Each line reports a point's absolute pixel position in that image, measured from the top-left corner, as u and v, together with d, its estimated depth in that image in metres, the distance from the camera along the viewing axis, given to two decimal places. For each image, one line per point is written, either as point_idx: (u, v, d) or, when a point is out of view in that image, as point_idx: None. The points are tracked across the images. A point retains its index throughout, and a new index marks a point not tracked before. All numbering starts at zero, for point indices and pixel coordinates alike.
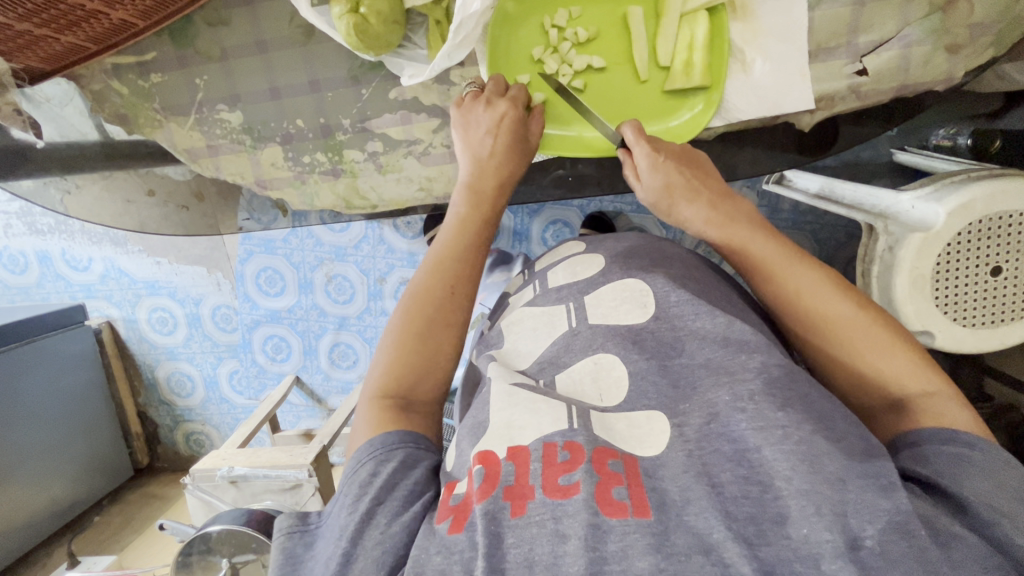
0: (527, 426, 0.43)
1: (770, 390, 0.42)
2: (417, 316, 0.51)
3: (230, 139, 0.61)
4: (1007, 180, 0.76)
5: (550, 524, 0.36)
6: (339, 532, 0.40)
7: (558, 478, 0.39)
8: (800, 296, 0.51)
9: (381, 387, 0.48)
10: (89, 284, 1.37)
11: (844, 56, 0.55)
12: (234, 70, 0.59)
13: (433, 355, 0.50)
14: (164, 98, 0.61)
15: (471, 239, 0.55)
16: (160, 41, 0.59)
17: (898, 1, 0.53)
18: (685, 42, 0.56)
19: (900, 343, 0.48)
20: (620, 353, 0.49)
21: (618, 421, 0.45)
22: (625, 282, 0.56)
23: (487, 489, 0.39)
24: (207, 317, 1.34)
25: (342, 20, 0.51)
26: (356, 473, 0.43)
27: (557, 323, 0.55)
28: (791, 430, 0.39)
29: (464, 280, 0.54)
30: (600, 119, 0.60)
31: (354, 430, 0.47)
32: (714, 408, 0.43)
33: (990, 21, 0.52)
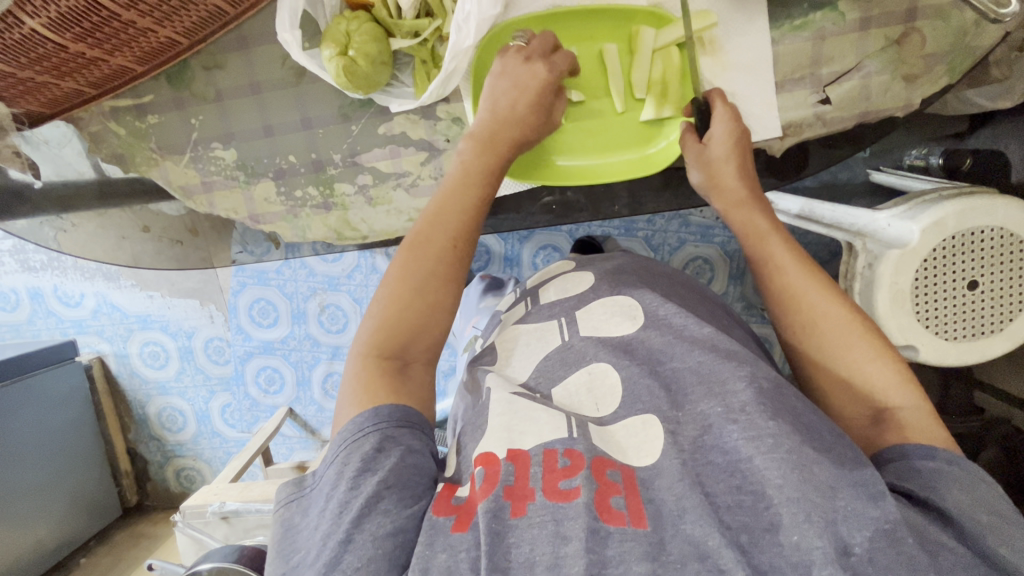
0: (527, 431, 0.44)
1: (761, 399, 0.43)
2: (414, 271, 0.51)
3: (225, 176, 0.63)
4: (976, 198, 0.80)
5: (553, 528, 0.37)
6: (342, 506, 0.40)
7: (558, 483, 0.40)
8: (794, 294, 0.55)
9: (376, 344, 0.49)
10: (81, 319, 1.36)
11: (809, 86, 0.58)
12: (229, 110, 0.62)
13: (432, 313, 0.51)
14: (160, 138, 0.63)
15: (474, 198, 0.55)
16: (157, 85, 0.61)
17: (854, 36, 0.56)
18: (658, 76, 0.60)
19: (890, 353, 0.50)
20: (611, 363, 0.50)
21: (616, 431, 0.46)
22: (612, 299, 0.57)
23: (488, 488, 0.40)
24: (199, 350, 1.34)
25: (333, 62, 0.54)
26: (360, 443, 0.43)
27: (550, 338, 0.56)
28: (780, 439, 0.40)
29: (465, 238, 0.54)
30: (580, 147, 0.63)
31: (346, 381, 0.48)
32: (705, 419, 0.44)
33: (942, 51, 0.55)
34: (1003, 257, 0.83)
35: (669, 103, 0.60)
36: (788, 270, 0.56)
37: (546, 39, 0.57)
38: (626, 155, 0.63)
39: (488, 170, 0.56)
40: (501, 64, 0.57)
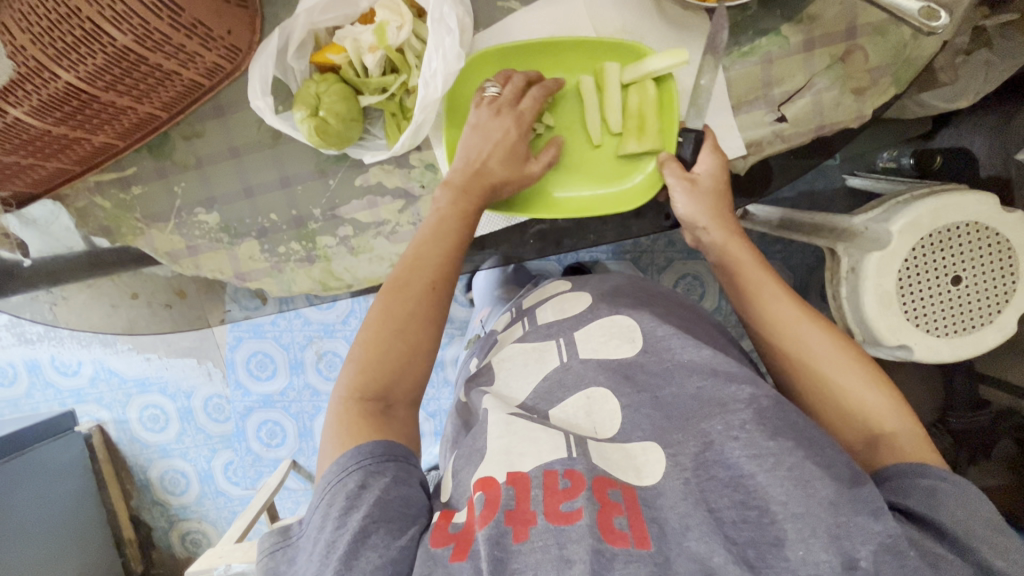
0: (527, 452, 0.45)
1: (761, 420, 0.44)
2: (394, 313, 0.52)
3: (210, 239, 0.65)
4: (948, 195, 0.83)
5: (557, 551, 0.39)
6: (329, 546, 0.41)
7: (559, 505, 0.41)
8: (782, 322, 0.54)
9: (358, 387, 0.49)
10: (79, 388, 1.36)
11: (764, 106, 0.60)
12: (210, 176, 0.64)
13: (415, 351, 0.51)
14: (145, 208, 0.64)
15: (451, 239, 0.56)
16: (139, 156, 0.63)
17: (800, 56, 0.59)
18: (632, 110, 0.61)
19: (880, 377, 0.50)
20: (610, 388, 0.51)
21: (613, 452, 0.47)
22: (611, 319, 0.57)
23: (488, 515, 0.41)
24: (198, 409, 1.33)
25: (305, 124, 0.56)
26: (342, 484, 0.44)
27: (548, 358, 0.57)
28: (782, 457, 0.42)
29: (443, 277, 0.55)
30: (557, 176, 0.65)
31: (331, 423, 0.48)
32: (707, 437, 0.45)
33: (885, 64, 0.58)
34: (982, 254, 0.85)
35: (647, 136, 0.61)
36: (770, 300, 0.55)
37: (519, 90, 0.60)
38: (609, 189, 0.65)
39: (464, 207, 0.57)
40: (475, 116, 0.60)
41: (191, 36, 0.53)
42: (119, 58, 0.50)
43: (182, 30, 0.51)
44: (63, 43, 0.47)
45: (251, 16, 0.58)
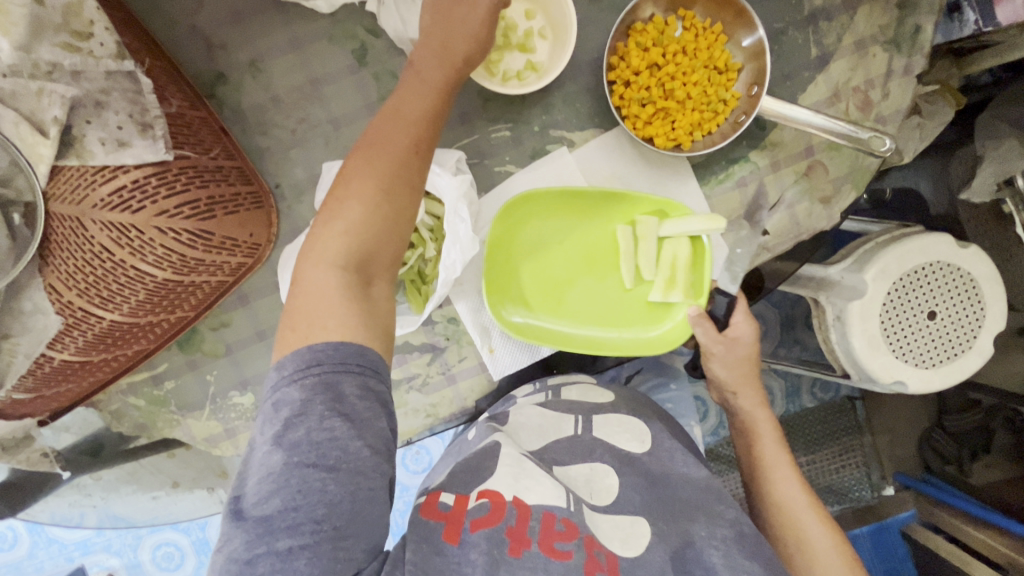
0: (532, 488, 0.54)
1: (740, 538, 0.57)
2: (380, 173, 0.49)
3: (246, 418, 0.67)
4: (910, 241, 0.94)
5: (540, 574, 0.47)
6: (313, 447, 0.42)
7: (553, 541, 0.50)
8: (780, 498, 0.66)
9: (340, 256, 0.48)
10: (86, 539, 1.32)
11: (747, 223, 0.66)
12: (241, 359, 0.66)
13: (393, 224, 0.50)
14: (179, 399, 0.66)
15: (432, 91, 0.53)
16: (169, 353, 0.65)
17: (771, 176, 0.65)
18: (672, 260, 0.64)
19: (841, 545, 0.63)
20: (612, 466, 0.62)
21: (605, 521, 0.56)
22: (624, 417, 0.69)
23: (493, 519, 0.50)
24: (215, 539, 1.31)
25: None
26: (335, 382, 0.44)
27: (563, 428, 0.67)
28: (754, 573, 0.53)
29: (427, 139, 0.52)
30: (592, 319, 0.68)
31: (312, 294, 0.47)
32: (687, 536, 0.56)
33: (842, 175, 0.65)
34: (955, 286, 0.97)
35: (680, 288, 0.64)
36: (769, 453, 0.69)
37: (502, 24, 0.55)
38: (629, 330, 0.69)
39: (436, 63, 0.53)
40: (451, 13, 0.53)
41: (221, 251, 0.56)
42: (158, 288, 0.52)
43: (213, 249, 0.55)
44: (109, 289, 0.50)
45: (267, 211, 0.62)
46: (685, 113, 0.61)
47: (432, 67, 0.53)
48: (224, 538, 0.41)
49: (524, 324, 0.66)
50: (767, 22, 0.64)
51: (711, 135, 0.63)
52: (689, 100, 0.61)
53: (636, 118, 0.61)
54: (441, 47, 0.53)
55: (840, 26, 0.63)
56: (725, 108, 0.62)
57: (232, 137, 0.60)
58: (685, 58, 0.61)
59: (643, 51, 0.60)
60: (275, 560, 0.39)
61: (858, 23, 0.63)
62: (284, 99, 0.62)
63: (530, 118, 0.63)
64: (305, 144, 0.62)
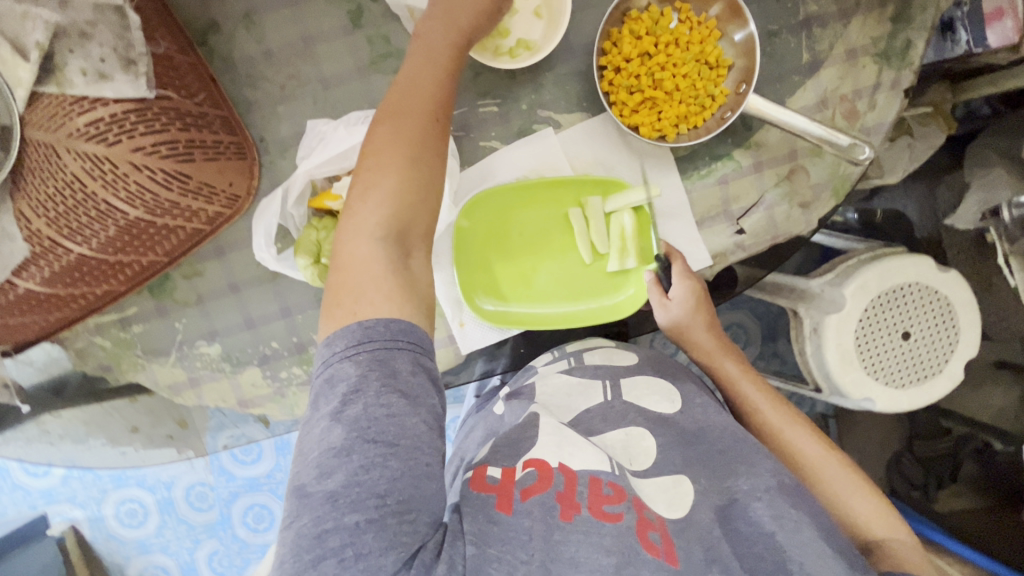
0: (576, 454, 0.53)
1: (783, 490, 0.54)
2: (403, 140, 0.49)
3: (211, 369, 0.67)
4: (891, 259, 0.95)
5: (593, 537, 0.46)
6: (371, 423, 0.41)
7: (603, 505, 0.49)
8: (776, 430, 0.64)
9: (378, 226, 0.48)
10: (51, 488, 1.31)
11: (724, 220, 0.66)
12: (211, 310, 0.66)
13: (423, 191, 0.50)
14: (146, 344, 0.66)
15: (443, 63, 0.53)
16: (140, 297, 0.65)
17: (752, 177, 0.66)
18: (622, 230, 0.65)
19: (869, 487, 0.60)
20: (646, 428, 0.60)
21: (648, 485, 0.54)
22: (654, 377, 0.66)
23: (543, 485, 0.50)
24: (180, 500, 1.30)
25: (308, 271, 0.59)
26: (389, 361, 0.42)
27: (592, 394, 0.64)
28: (799, 525, 0.51)
29: (444, 106, 0.52)
30: (554, 297, 0.68)
31: (358, 267, 0.46)
32: (732, 494, 0.54)
33: (824, 181, 0.65)
34: (931, 308, 0.98)
35: (630, 255, 0.65)
36: (765, 407, 0.65)
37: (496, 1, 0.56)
38: (589, 303, 0.69)
39: (437, 43, 0.54)
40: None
41: (198, 197, 0.56)
42: (130, 226, 0.52)
43: (189, 194, 0.55)
44: (78, 221, 0.50)
45: (250, 164, 0.62)
46: (672, 105, 0.62)
47: (431, 42, 0.53)
48: (290, 519, 0.41)
49: (498, 311, 0.67)
50: (761, 23, 0.64)
51: (696, 129, 0.63)
52: (677, 92, 0.62)
53: (624, 104, 0.62)
54: (440, 28, 0.54)
55: (834, 34, 0.64)
56: (712, 104, 0.62)
57: (221, 86, 0.60)
58: (677, 50, 0.61)
59: (636, 40, 0.61)
60: (344, 537, 0.39)
61: (851, 33, 0.64)
62: (276, 53, 0.62)
63: (519, 96, 0.63)
64: (293, 101, 0.63)
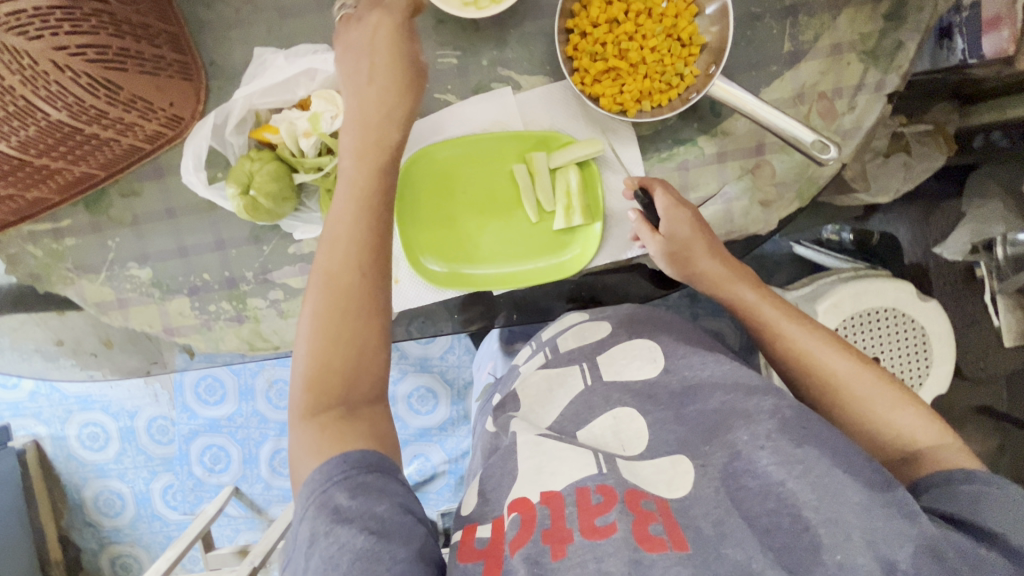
0: (558, 471, 0.49)
1: (783, 429, 0.49)
2: (336, 295, 0.48)
3: (140, 293, 0.66)
4: (870, 281, 0.91)
5: (592, 565, 0.41)
6: (327, 565, 0.40)
7: (594, 520, 0.44)
8: (800, 352, 0.58)
9: (319, 390, 0.46)
10: (17, 402, 1.32)
11: None
12: (145, 233, 0.65)
13: (361, 318, 0.48)
14: (78, 259, 0.65)
15: (380, 189, 0.51)
16: (75, 211, 0.64)
17: (714, 166, 0.63)
18: (568, 188, 0.62)
19: (909, 397, 0.54)
20: (636, 408, 0.55)
21: (645, 468, 0.50)
22: (632, 342, 0.61)
23: (526, 534, 0.45)
24: (141, 430, 1.31)
25: (235, 200, 0.57)
26: (336, 497, 0.42)
27: (572, 382, 0.60)
28: (809, 464, 0.46)
29: (381, 227, 0.50)
30: (502, 258, 0.65)
31: (300, 447, 0.46)
32: (734, 447, 0.50)
33: (790, 180, 0.62)
34: (904, 336, 0.94)
35: (577, 212, 0.63)
36: (785, 327, 0.59)
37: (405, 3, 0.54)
38: (537, 263, 0.66)
39: (378, 141, 0.52)
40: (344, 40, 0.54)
41: (131, 110, 0.54)
42: (53, 129, 0.51)
43: (120, 105, 0.53)
44: None
45: (196, 88, 0.60)
46: (635, 79, 0.59)
47: (360, 144, 0.52)
48: None
49: (444, 271, 0.64)
50: (745, 4, 0.60)
51: (660, 108, 0.60)
52: (643, 66, 0.59)
53: (585, 73, 0.59)
54: (363, 112, 0.53)
55: (821, 25, 0.60)
56: (679, 83, 0.59)
57: (174, 3, 0.58)
58: (649, 21, 0.58)
59: (606, 5, 0.58)
60: None
61: (840, 26, 0.60)
62: None
63: (480, 51, 0.60)
64: (246, 26, 0.60)
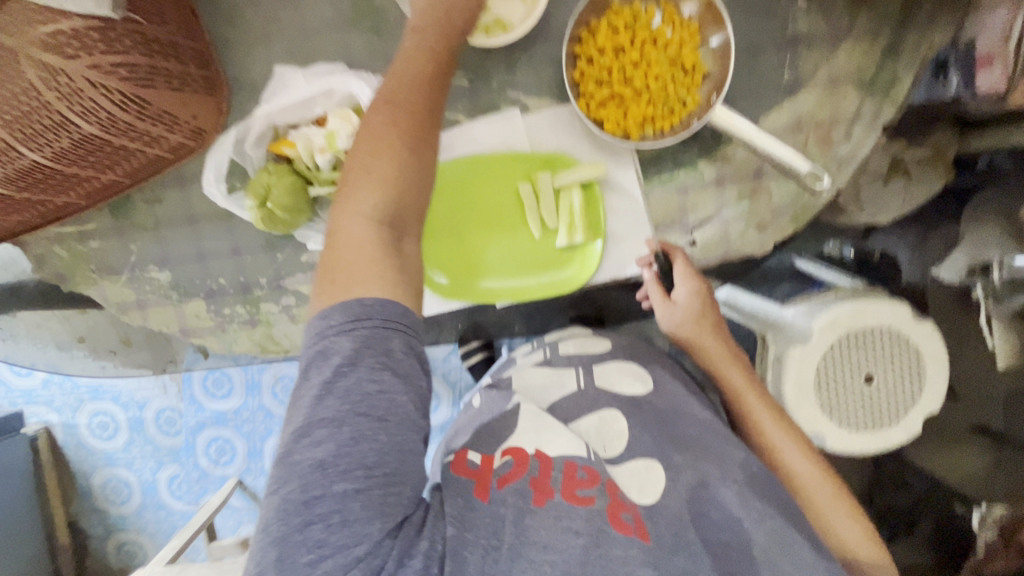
0: (552, 442, 0.54)
1: (752, 484, 0.55)
2: (402, 134, 0.47)
3: (159, 295, 0.69)
4: (866, 299, 0.93)
5: (564, 522, 0.47)
6: (362, 397, 0.41)
7: (576, 489, 0.50)
8: (775, 447, 0.62)
9: (375, 211, 0.45)
10: (31, 389, 1.36)
11: (679, 230, 0.66)
12: (165, 237, 0.68)
13: (422, 172, 0.48)
14: (100, 261, 0.68)
15: (438, 55, 0.53)
16: (99, 215, 0.67)
17: (713, 190, 0.65)
18: (570, 208, 0.65)
19: (855, 510, 0.60)
20: (620, 411, 0.60)
21: (621, 470, 0.56)
22: (626, 361, 0.67)
23: (518, 473, 0.51)
24: (150, 421, 1.34)
25: (253, 212, 0.61)
26: (360, 332, 0.41)
27: (566, 383, 0.65)
28: (766, 515, 0.52)
29: (437, 95, 0.51)
30: (505, 272, 0.68)
31: (349, 252, 0.44)
32: (702, 476, 0.55)
33: (786, 206, 0.64)
34: (898, 356, 0.96)
35: (577, 231, 0.65)
36: (765, 421, 0.63)
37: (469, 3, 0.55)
38: (538, 279, 0.68)
39: (444, 23, 0.54)
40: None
41: (157, 123, 0.57)
42: (85, 141, 0.54)
43: (147, 118, 0.56)
44: None
45: (219, 103, 0.63)
46: (639, 104, 0.61)
47: (428, 17, 0.53)
48: (273, 484, 0.41)
49: (447, 285, 0.68)
50: (746, 35, 0.63)
51: (662, 133, 0.63)
52: (647, 93, 0.61)
53: (591, 97, 0.61)
54: (447, 5, 0.54)
55: (820, 57, 0.62)
56: (681, 109, 0.62)
57: (201, 22, 0.61)
58: (653, 50, 0.60)
59: (613, 33, 0.60)
60: (331, 505, 0.39)
61: (838, 59, 0.62)
62: None
63: (490, 74, 0.63)
64: (268, 44, 0.63)
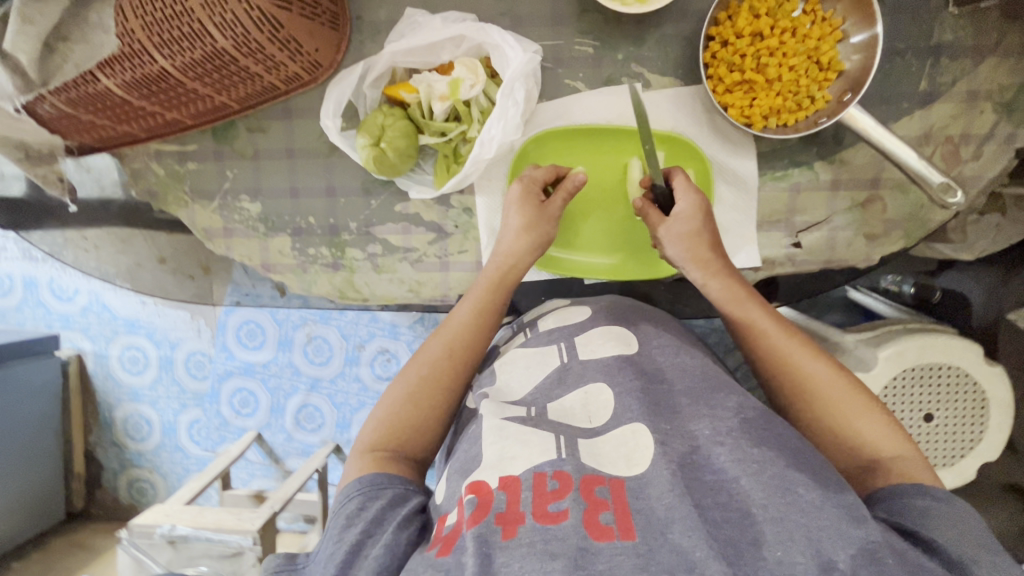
0: (518, 456, 0.44)
1: (745, 428, 0.44)
2: (427, 380, 0.55)
3: (246, 225, 0.69)
4: (938, 334, 0.78)
5: (540, 546, 0.37)
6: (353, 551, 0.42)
7: (547, 506, 0.39)
8: (781, 356, 0.54)
9: (371, 443, 0.51)
10: (69, 314, 1.22)
11: (784, 230, 0.64)
12: (262, 168, 0.67)
13: (420, 417, 0.53)
14: (194, 183, 0.68)
15: (487, 305, 0.59)
16: (202, 137, 0.67)
17: (825, 194, 0.63)
18: None
19: (877, 406, 0.51)
20: (606, 382, 0.51)
21: (605, 444, 0.46)
22: (609, 327, 0.58)
23: (479, 515, 0.40)
24: (179, 362, 1.20)
25: (365, 151, 0.61)
26: (345, 506, 0.46)
27: (549, 361, 0.57)
28: (765, 465, 0.41)
29: (466, 345, 0.57)
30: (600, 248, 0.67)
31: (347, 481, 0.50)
32: (694, 440, 0.45)
33: (899, 219, 0.62)
34: (965, 399, 0.80)
35: None
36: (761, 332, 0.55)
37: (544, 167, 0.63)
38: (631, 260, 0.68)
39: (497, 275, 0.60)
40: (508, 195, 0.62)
41: (282, 48, 0.55)
42: (213, 55, 0.53)
43: (276, 42, 0.54)
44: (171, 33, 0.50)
45: (339, 38, 0.62)
46: (768, 95, 0.59)
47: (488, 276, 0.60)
48: None
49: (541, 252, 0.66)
50: (889, 39, 0.60)
51: (785, 128, 0.61)
52: (778, 83, 0.59)
53: (720, 81, 0.59)
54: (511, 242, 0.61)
55: (960, 70, 0.60)
56: (810, 105, 0.60)
57: None
58: (792, 40, 0.58)
59: (752, 18, 0.58)
60: None
61: (980, 74, 0.60)
62: None
63: (617, 45, 0.61)
64: None
